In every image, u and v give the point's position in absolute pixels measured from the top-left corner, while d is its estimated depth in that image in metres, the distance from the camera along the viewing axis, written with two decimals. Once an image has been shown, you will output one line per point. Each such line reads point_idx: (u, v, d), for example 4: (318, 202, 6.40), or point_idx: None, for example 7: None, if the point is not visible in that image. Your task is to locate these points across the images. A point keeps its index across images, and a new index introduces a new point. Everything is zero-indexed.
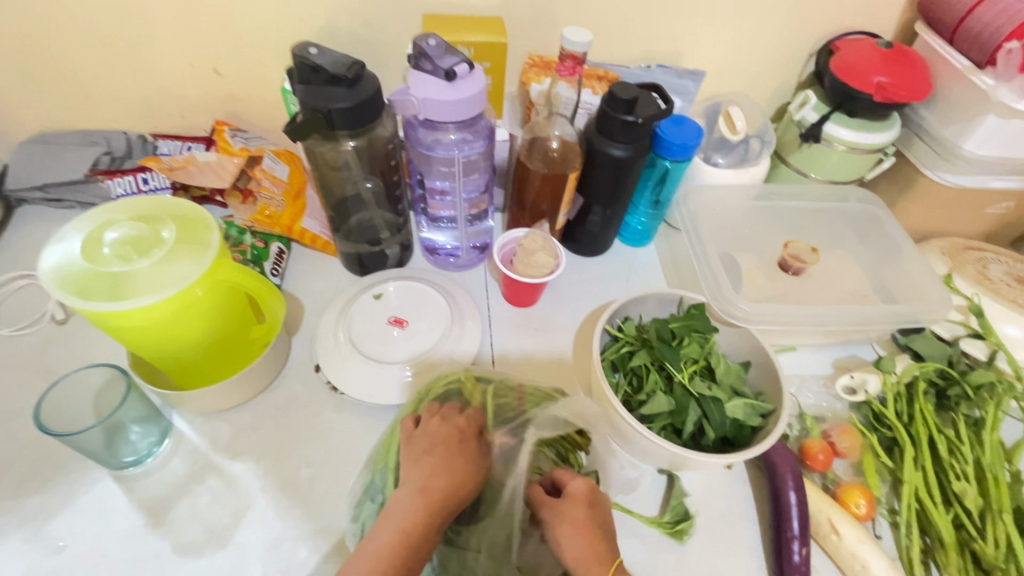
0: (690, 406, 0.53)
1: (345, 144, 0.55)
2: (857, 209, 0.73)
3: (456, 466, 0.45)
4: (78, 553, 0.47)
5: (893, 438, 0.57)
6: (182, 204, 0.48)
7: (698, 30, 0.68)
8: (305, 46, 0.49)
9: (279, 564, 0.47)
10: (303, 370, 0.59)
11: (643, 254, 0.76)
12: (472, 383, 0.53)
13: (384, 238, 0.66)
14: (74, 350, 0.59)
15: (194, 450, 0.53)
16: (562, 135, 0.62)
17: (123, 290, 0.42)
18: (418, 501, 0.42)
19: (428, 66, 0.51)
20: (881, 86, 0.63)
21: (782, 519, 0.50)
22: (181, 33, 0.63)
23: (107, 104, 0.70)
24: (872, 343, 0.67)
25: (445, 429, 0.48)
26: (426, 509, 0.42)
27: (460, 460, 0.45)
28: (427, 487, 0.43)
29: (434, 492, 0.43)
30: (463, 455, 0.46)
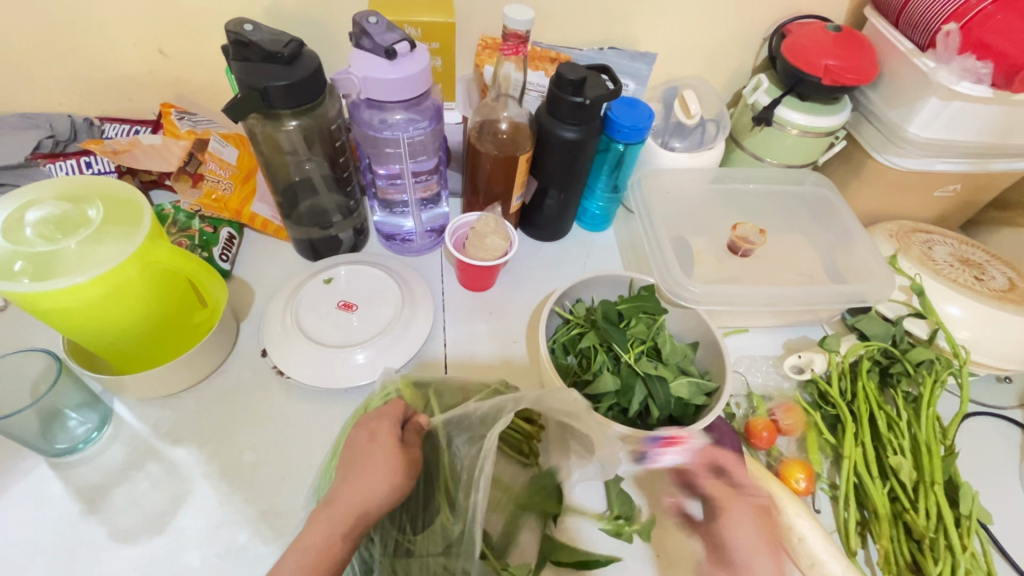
0: (636, 385, 0.53)
1: (288, 123, 0.54)
2: (811, 192, 0.74)
3: (373, 469, 0.42)
4: (9, 541, 0.46)
5: (836, 415, 0.58)
6: (114, 184, 0.47)
7: (651, 12, 0.68)
8: (239, 22, 0.48)
9: (218, 549, 0.47)
10: (251, 355, 0.59)
11: (601, 239, 0.76)
12: (410, 390, 0.50)
13: (336, 222, 0.65)
14: (13, 338, 0.57)
15: (135, 437, 0.52)
16: (511, 115, 0.61)
17: (48, 271, 0.42)
18: (325, 522, 0.39)
19: (368, 44, 0.50)
20: (829, 69, 0.63)
21: (725, 495, 0.51)
22: (120, 12, 0.61)
23: (48, 86, 0.68)
24: (823, 324, 0.68)
25: (365, 436, 0.44)
26: (337, 530, 0.39)
27: (380, 462, 0.42)
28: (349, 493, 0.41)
29: (348, 503, 0.40)
30: (382, 457, 0.42)
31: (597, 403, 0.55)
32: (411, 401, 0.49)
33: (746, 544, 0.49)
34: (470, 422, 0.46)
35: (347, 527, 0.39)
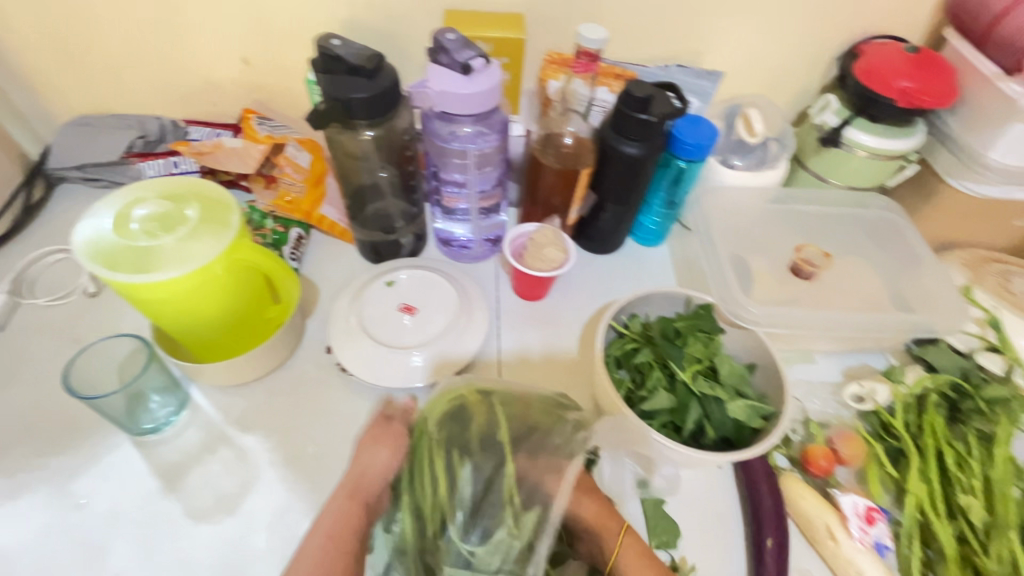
0: (692, 404, 0.54)
1: (363, 133, 0.57)
2: (876, 215, 0.72)
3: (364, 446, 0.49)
4: (96, 511, 0.50)
5: (899, 448, 0.56)
6: (206, 184, 0.50)
7: (719, 30, 0.68)
8: (328, 37, 0.51)
9: (282, 534, 0.49)
10: (316, 351, 0.61)
11: (655, 255, 0.75)
12: (475, 397, 0.48)
13: (399, 227, 0.68)
14: (103, 322, 0.62)
15: (209, 422, 0.56)
16: (576, 131, 0.62)
17: (148, 264, 0.45)
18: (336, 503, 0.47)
19: (445, 60, 0.52)
20: (906, 91, 0.62)
21: (759, 516, 0.51)
22: (212, 25, 0.66)
23: (141, 90, 0.73)
24: (884, 352, 0.65)
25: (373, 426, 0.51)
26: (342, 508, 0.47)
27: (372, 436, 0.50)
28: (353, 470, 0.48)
29: (349, 477, 0.48)
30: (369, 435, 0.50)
31: (651, 420, 0.55)
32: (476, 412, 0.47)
33: (782, 557, 0.49)
34: (552, 444, 0.46)
35: (348, 490, 0.48)
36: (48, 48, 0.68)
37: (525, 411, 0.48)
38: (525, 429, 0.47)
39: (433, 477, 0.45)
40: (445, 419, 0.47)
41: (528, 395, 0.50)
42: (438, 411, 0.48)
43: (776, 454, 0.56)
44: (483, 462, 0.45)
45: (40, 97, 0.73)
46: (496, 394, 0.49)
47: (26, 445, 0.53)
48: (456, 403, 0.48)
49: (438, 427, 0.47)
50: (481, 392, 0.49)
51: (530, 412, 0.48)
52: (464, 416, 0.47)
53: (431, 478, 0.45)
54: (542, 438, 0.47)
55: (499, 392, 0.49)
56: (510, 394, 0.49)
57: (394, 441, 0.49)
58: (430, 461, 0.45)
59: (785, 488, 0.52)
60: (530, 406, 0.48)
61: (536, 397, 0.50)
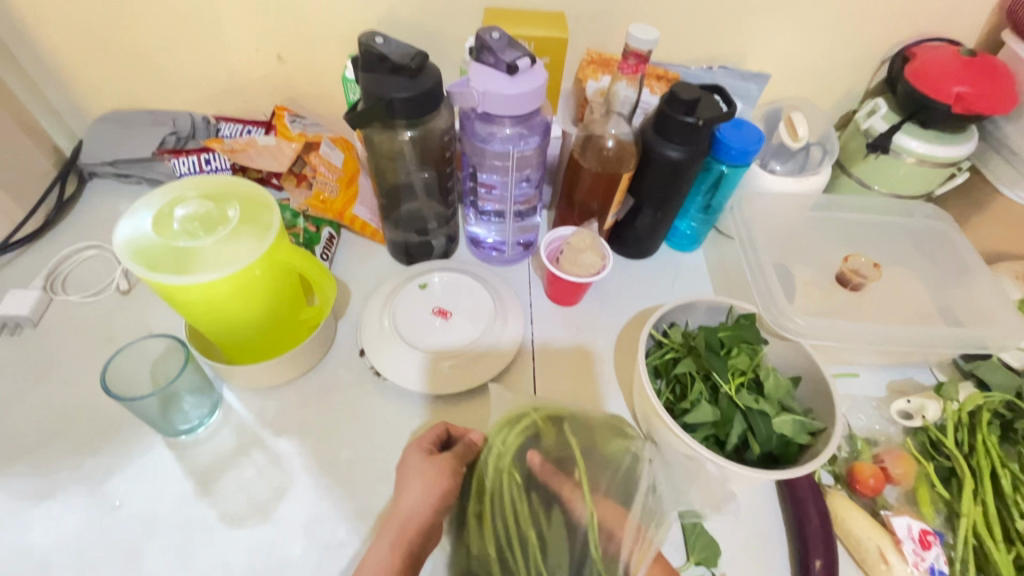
0: (736, 418, 0.52)
1: (402, 133, 0.56)
2: (922, 225, 0.69)
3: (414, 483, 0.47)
4: (131, 513, 0.49)
5: (951, 467, 0.54)
6: (246, 184, 0.50)
7: (765, 30, 0.65)
8: (371, 35, 0.50)
9: (318, 542, 0.49)
10: (348, 354, 0.61)
11: (690, 260, 0.74)
12: (547, 425, 0.48)
13: (432, 228, 0.67)
14: (136, 320, 0.62)
15: (242, 424, 0.55)
16: (618, 133, 0.60)
17: (188, 264, 0.44)
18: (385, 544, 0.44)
19: (489, 59, 0.51)
20: (960, 96, 0.59)
21: (808, 543, 0.49)
22: (247, 20, 0.65)
23: (173, 86, 0.72)
24: (931, 368, 0.63)
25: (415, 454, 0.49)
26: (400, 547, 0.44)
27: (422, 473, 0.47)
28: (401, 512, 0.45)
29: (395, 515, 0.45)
30: (418, 473, 0.47)
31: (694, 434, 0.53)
32: (552, 446, 0.47)
33: None
34: (633, 485, 0.45)
35: (395, 532, 0.44)
36: (81, 42, 0.67)
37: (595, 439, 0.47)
38: (603, 464, 0.46)
39: (522, 526, 0.43)
40: (518, 449, 0.46)
41: (593, 420, 0.50)
42: (508, 439, 0.47)
43: (820, 471, 0.54)
44: (562, 497, 0.44)
45: (72, 92, 0.72)
46: (566, 421, 0.49)
47: (61, 445, 0.53)
48: (527, 431, 0.47)
49: (510, 457, 0.46)
50: (550, 418, 0.49)
51: (605, 447, 0.47)
52: (535, 439, 0.47)
53: (511, 518, 0.43)
54: (621, 472, 0.46)
55: (567, 417, 0.49)
56: (580, 423, 0.49)
57: (449, 481, 0.47)
58: (508, 495, 0.44)
59: (833, 509, 0.50)
60: (597, 432, 0.48)
61: (601, 422, 0.49)
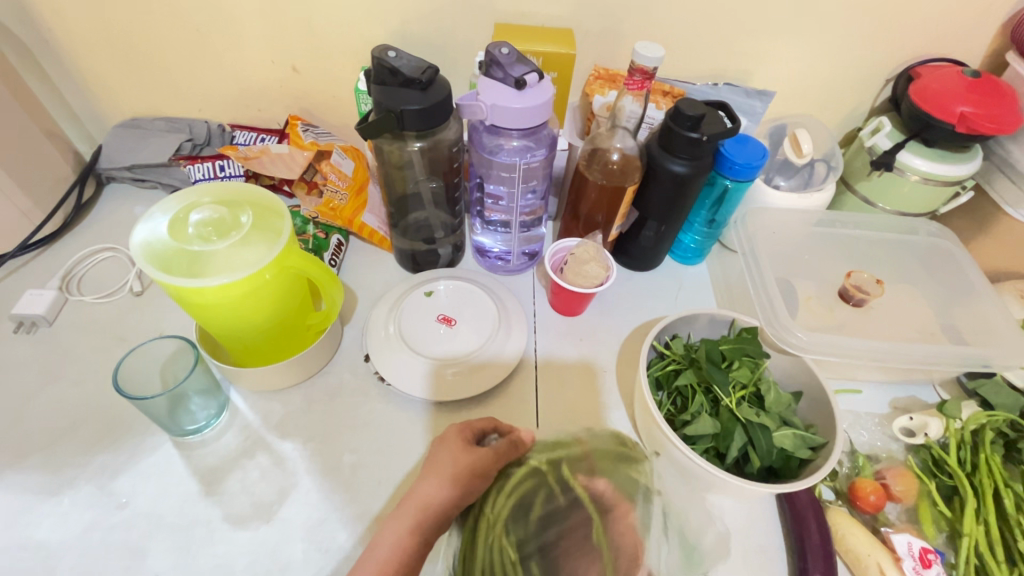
0: (737, 431, 0.52)
1: (412, 143, 0.57)
2: (926, 243, 0.70)
3: (445, 461, 0.44)
4: (137, 512, 0.50)
5: (953, 486, 0.53)
6: (262, 194, 0.51)
7: (770, 48, 0.67)
8: (383, 49, 0.51)
9: (319, 544, 0.49)
10: (354, 359, 0.62)
11: (693, 273, 0.74)
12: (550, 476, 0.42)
13: (439, 237, 0.68)
14: (147, 321, 0.63)
15: (248, 426, 0.56)
16: (623, 147, 0.61)
17: (202, 268, 0.45)
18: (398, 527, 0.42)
19: (499, 74, 0.52)
20: (965, 116, 0.59)
21: (808, 558, 0.48)
22: (264, 33, 0.67)
23: (191, 94, 0.74)
24: (934, 386, 0.63)
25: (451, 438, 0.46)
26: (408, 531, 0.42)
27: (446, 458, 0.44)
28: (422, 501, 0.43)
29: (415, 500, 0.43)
30: (449, 452, 0.45)
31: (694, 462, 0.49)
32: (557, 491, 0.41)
33: None
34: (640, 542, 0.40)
35: (411, 522, 0.42)
36: (104, 51, 0.69)
37: (597, 478, 0.42)
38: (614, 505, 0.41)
39: None
40: (513, 510, 0.40)
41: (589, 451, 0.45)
42: (504, 503, 0.41)
43: (821, 486, 0.54)
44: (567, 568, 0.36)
45: (94, 98, 0.74)
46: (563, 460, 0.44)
47: (71, 442, 0.54)
48: (522, 485, 0.42)
49: (505, 522, 0.39)
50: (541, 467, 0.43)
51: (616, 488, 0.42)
52: (533, 497, 0.40)
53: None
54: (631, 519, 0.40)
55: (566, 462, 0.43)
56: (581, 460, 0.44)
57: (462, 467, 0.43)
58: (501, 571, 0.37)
59: (834, 525, 0.50)
60: (601, 478, 0.42)
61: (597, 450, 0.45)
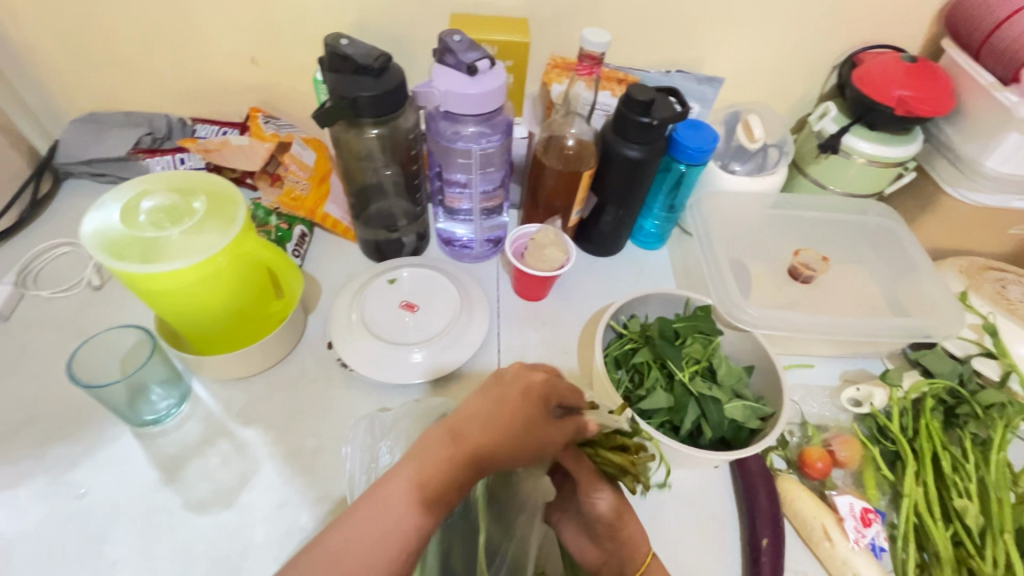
0: (689, 405, 0.53)
1: (369, 131, 0.58)
2: (875, 223, 0.72)
3: (472, 404, 0.42)
4: (94, 501, 0.50)
5: (896, 451, 0.56)
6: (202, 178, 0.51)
7: (720, 37, 0.69)
8: (336, 37, 0.52)
9: (281, 527, 0.50)
10: (317, 347, 0.62)
11: (654, 257, 0.76)
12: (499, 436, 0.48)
13: (402, 226, 0.69)
14: (106, 314, 0.63)
15: (210, 415, 0.56)
16: (578, 133, 0.63)
17: (155, 254, 0.45)
18: (437, 453, 0.38)
19: (451, 61, 0.53)
20: (902, 100, 0.62)
21: (756, 513, 0.51)
22: (221, 25, 0.66)
23: (148, 87, 0.74)
24: (882, 358, 0.66)
25: (519, 381, 0.43)
26: (453, 458, 0.38)
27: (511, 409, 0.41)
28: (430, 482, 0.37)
29: (447, 424, 0.40)
30: (483, 395, 0.42)
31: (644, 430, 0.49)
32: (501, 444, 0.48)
33: (778, 555, 0.49)
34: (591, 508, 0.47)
35: (446, 446, 0.39)
36: (56, 43, 0.68)
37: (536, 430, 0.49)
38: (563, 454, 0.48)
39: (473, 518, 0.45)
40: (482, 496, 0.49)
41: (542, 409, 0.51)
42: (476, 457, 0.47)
43: (772, 456, 0.57)
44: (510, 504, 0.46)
45: (48, 93, 0.73)
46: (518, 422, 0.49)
47: (26, 436, 0.53)
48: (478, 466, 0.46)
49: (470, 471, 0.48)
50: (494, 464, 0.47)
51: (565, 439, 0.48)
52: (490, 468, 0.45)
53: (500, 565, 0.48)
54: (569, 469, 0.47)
55: None
56: None
57: (524, 405, 0.42)
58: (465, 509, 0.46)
59: (782, 491, 0.52)
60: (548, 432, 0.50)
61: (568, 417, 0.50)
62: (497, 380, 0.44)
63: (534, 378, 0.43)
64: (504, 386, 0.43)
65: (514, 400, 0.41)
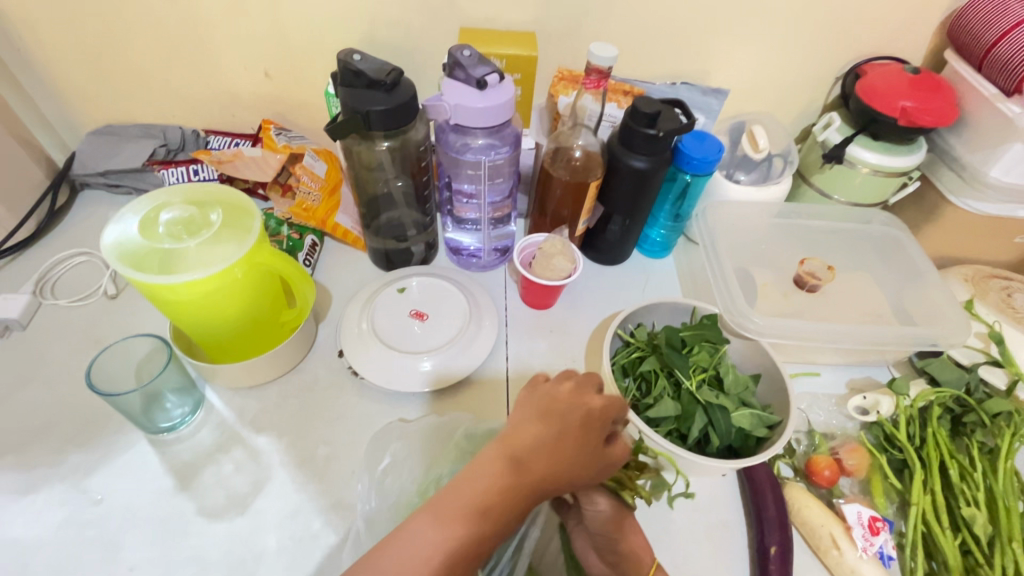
0: (696, 413, 0.54)
1: (380, 143, 0.59)
2: (879, 231, 0.73)
3: (528, 426, 0.38)
4: (110, 508, 0.51)
5: (903, 459, 0.56)
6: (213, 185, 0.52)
7: (725, 49, 0.70)
8: (349, 52, 0.53)
9: (294, 533, 0.50)
10: (328, 355, 0.63)
11: (660, 266, 0.77)
12: None
13: (411, 235, 0.70)
14: (121, 322, 0.64)
15: (223, 422, 0.57)
16: (586, 145, 0.64)
17: (173, 265, 0.46)
18: (495, 484, 0.35)
19: (461, 75, 0.54)
20: (906, 110, 0.63)
21: (764, 522, 0.51)
22: (236, 40, 0.68)
23: (163, 100, 0.75)
24: (889, 366, 0.66)
25: (577, 404, 0.40)
26: (514, 492, 0.35)
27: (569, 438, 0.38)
28: (481, 504, 0.34)
29: (505, 453, 0.36)
30: (542, 421, 0.38)
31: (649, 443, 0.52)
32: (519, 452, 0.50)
33: (785, 563, 0.49)
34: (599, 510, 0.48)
35: (508, 481, 0.35)
36: (75, 58, 0.70)
37: None
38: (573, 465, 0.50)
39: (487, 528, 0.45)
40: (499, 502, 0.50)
41: None
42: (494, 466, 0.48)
43: (779, 464, 0.57)
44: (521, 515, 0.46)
45: (66, 106, 0.75)
46: None
47: (44, 443, 0.54)
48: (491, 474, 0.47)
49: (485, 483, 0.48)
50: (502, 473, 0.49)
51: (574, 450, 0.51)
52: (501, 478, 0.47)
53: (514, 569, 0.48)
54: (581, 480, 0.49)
55: None
56: None
57: (582, 431, 0.39)
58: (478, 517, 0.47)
59: (790, 499, 0.53)
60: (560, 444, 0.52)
61: None
62: (550, 398, 0.40)
63: (591, 403, 0.40)
64: (563, 410, 0.39)
65: (575, 426, 0.39)
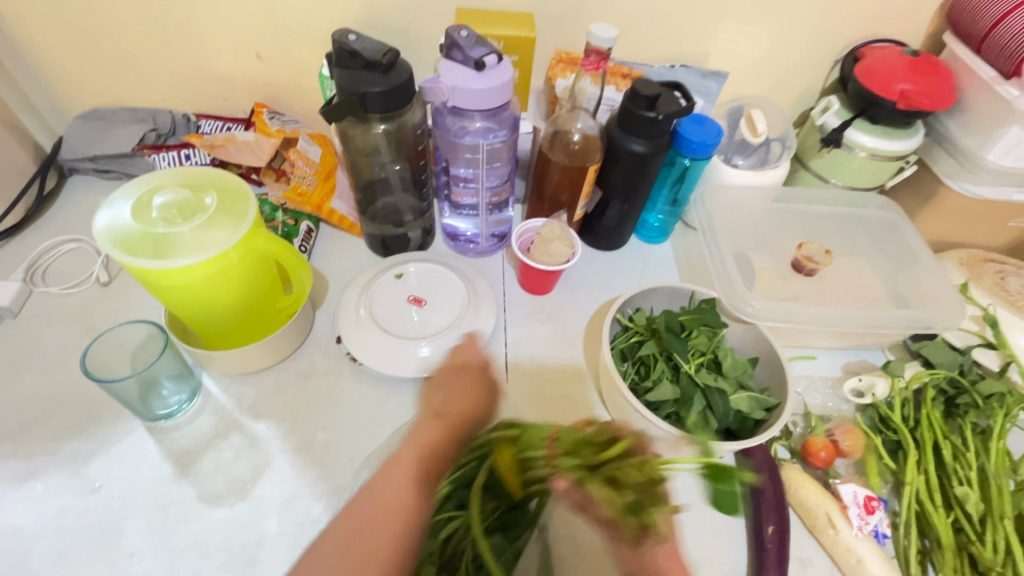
0: (695, 395, 0.55)
1: (376, 127, 0.58)
2: (875, 216, 0.73)
3: (433, 399, 0.46)
4: (109, 495, 0.51)
5: (897, 441, 0.57)
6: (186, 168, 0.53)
7: (724, 32, 0.69)
8: (344, 32, 0.52)
9: (294, 518, 0.50)
10: (326, 341, 0.63)
11: (658, 252, 0.77)
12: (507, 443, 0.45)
13: (408, 221, 0.69)
14: (114, 309, 0.63)
15: (221, 409, 0.57)
16: (584, 128, 0.63)
17: (167, 250, 0.46)
18: (415, 443, 0.41)
19: (459, 56, 0.53)
20: (905, 93, 0.62)
21: (761, 504, 0.51)
22: (226, 20, 0.66)
23: (152, 83, 0.73)
24: (883, 349, 0.67)
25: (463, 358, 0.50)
26: (441, 435, 0.42)
27: (467, 382, 0.47)
28: (413, 450, 0.41)
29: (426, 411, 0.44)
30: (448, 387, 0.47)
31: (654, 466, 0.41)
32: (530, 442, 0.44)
33: (783, 542, 0.50)
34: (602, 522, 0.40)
35: (439, 421, 0.43)
36: (60, 39, 0.68)
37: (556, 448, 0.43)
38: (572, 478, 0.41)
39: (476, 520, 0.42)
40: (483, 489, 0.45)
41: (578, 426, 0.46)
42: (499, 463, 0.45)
43: (777, 446, 0.58)
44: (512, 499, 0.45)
45: (52, 89, 0.73)
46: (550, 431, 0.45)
47: (38, 431, 0.54)
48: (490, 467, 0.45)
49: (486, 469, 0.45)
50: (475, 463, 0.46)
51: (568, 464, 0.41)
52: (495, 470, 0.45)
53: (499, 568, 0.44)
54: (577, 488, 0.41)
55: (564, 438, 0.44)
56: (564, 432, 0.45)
57: (472, 379, 0.47)
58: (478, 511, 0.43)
59: (786, 479, 0.53)
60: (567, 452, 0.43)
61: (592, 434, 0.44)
62: (449, 373, 0.48)
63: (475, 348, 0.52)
64: (454, 369, 0.49)
65: (468, 372, 0.48)
